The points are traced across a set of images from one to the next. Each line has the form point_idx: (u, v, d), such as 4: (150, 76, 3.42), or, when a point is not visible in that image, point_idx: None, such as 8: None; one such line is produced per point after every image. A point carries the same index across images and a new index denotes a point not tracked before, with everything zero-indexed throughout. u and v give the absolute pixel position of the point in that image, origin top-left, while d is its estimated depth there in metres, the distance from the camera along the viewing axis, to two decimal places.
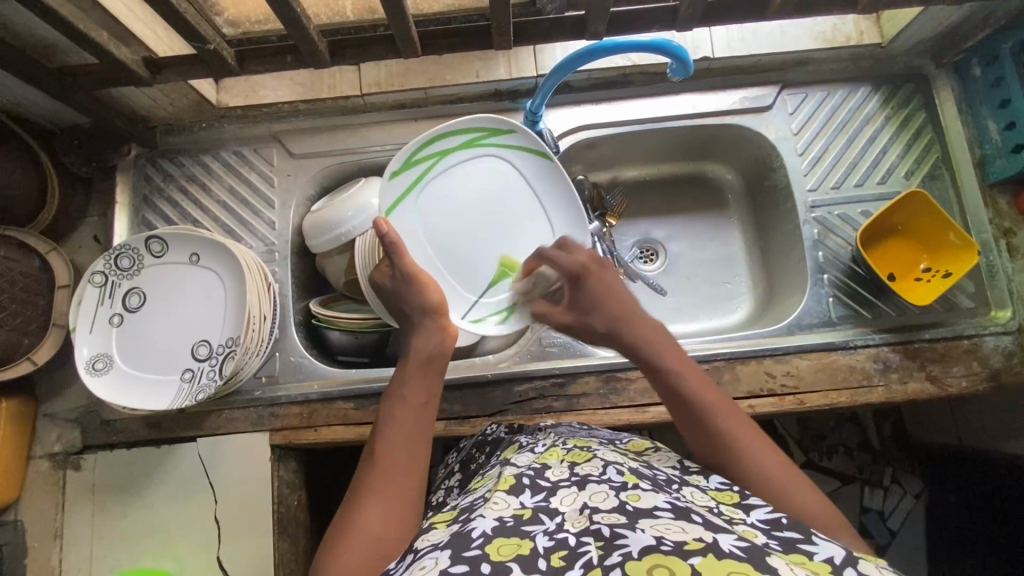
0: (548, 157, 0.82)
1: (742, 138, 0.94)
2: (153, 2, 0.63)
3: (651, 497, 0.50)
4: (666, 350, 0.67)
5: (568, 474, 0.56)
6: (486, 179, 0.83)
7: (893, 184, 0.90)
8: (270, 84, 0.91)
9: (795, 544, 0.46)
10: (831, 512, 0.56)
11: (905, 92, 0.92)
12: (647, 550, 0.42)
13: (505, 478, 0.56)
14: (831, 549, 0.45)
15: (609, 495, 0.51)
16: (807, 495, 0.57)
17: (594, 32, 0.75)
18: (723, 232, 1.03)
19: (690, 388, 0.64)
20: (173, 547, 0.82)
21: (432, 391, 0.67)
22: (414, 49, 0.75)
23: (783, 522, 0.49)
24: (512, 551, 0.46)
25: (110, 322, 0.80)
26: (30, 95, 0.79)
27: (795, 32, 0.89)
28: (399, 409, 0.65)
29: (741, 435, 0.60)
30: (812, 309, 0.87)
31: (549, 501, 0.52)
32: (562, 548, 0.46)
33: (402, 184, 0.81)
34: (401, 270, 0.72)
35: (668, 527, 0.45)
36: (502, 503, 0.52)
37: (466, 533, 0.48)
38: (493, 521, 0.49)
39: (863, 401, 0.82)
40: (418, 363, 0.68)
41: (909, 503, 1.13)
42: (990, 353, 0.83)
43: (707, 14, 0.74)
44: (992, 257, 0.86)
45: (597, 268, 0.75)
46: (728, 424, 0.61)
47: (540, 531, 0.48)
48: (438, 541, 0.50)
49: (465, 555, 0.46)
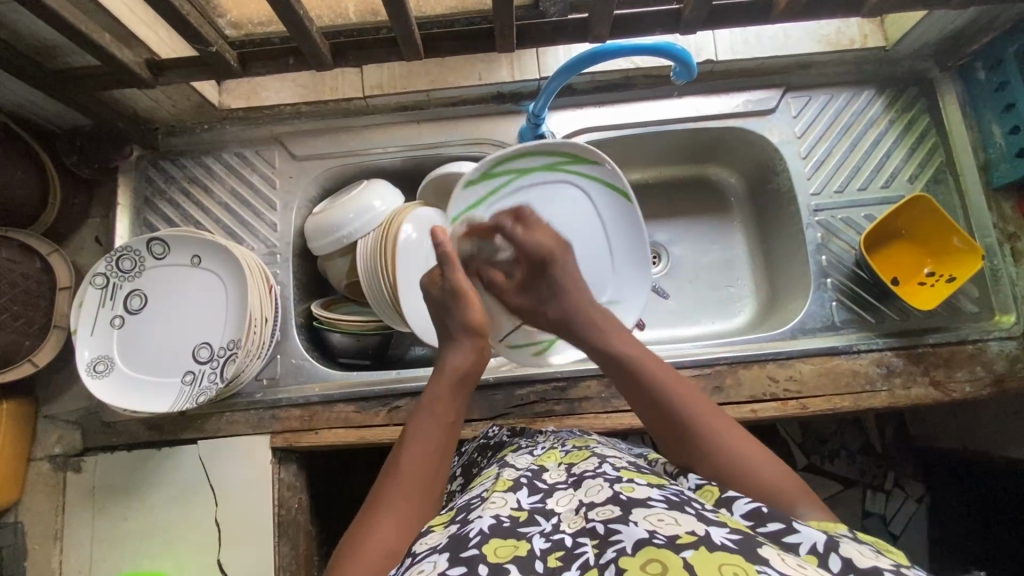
0: (628, 198, 0.82)
1: (745, 141, 0.94)
2: (155, 5, 0.63)
3: (646, 489, 0.49)
4: (615, 334, 0.68)
5: (565, 475, 0.56)
6: (558, 203, 0.83)
7: (897, 188, 0.89)
8: (272, 85, 0.90)
9: (780, 537, 0.46)
10: (792, 479, 0.54)
11: (909, 96, 0.91)
12: (641, 543, 0.42)
13: (502, 480, 0.56)
14: (813, 534, 0.45)
15: (604, 487, 0.51)
16: (760, 459, 0.56)
17: (597, 35, 0.74)
18: (726, 235, 1.03)
19: (638, 366, 0.64)
20: (173, 549, 0.82)
21: (459, 412, 0.64)
22: (416, 51, 0.75)
23: (764, 512, 0.48)
24: (509, 552, 0.45)
25: (112, 324, 0.80)
26: (31, 96, 0.79)
27: (799, 35, 0.88)
28: (428, 424, 0.61)
29: (694, 408, 0.59)
30: (815, 313, 0.86)
31: (545, 502, 0.52)
32: (559, 549, 0.45)
33: (477, 193, 0.80)
34: (450, 282, 0.69)
35: (661, 518, 0.45)
36: (500, 501, 0.52)
37: (464, 533, 0.48)
38: (490, 519, 0.49)
39: (866, 406, 0.82)
40: (453, 382, 0.65)
41: (912, 507, 1.12)
42: (994, 358, 0.82)
43: (710, 17, 0.74)
44: (996, 261, 0.86)
45: (560, 252, 0.72)
46: (682, 398, 0.60)
47: (536, 532, 0.48)
48: (435, 544, 0.49)
49: (462, 555, 0.45)
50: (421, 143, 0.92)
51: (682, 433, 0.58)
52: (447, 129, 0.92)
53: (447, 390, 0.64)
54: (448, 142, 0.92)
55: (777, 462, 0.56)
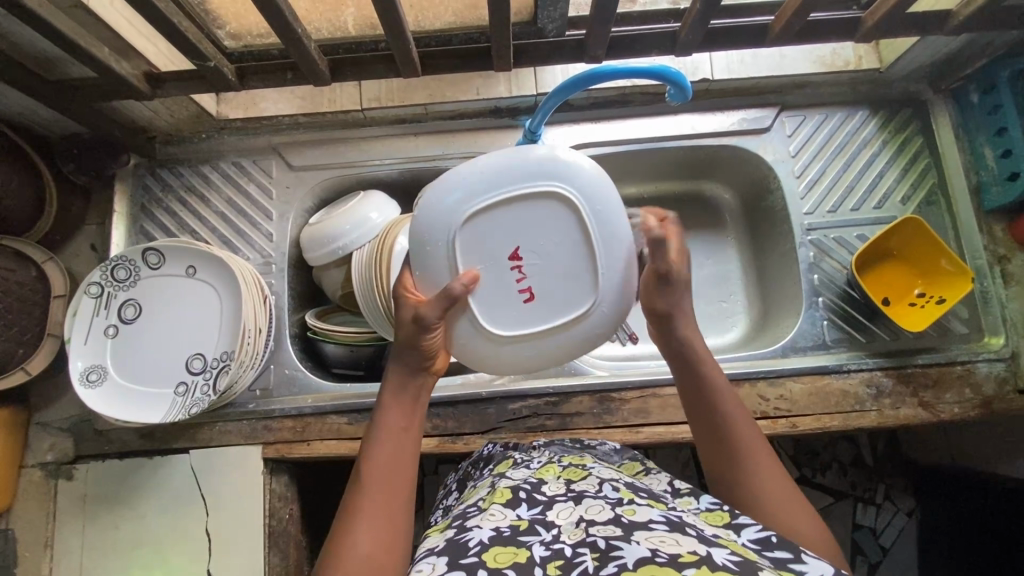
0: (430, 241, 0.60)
1: (740, 159, 0.95)
2: (156, 23, 0.63)
3: (646, 512, 0.50)
4: (697, 344, 0.63)
5: (565, 489, 0.56)
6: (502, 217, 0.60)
7: (890, 208, 0.90)
8: (271, 97, 0.91)
9: (786, 563, 0.45)
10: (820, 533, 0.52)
11: (903, 116, 0.92)
12: (642, 561, 0.42)
13: (501, 492, 0.56)
14: (821, 568, 0.43)
15: (605, 508, 0.51)
16: (796, 510, 0.53)
17: (594, 56, 0.75)
18: (720, 250, 1.03)
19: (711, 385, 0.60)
20: (162, 558, 0.82)
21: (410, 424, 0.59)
22: (414, 68, 0.76)
23: (773, 541, 0.48)
24: (509, 558, 0.46)
25: (105, 333, 0.80)
26: (30, 105, 0.79)
27: (794, 56, 0.90)
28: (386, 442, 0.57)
29: (748, 439, 0.57)
30: (807, 331, 0.87)
31: (545, 514, 0.52)
32: (558, 558, 0.46)
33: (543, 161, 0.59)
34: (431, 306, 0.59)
35: (663, 540, 0.45)
36: (499, 515, 0.52)
37: (462, 542, 0.49)
38: (490, 530, 0.50)
39: (855, 425, 0.82)
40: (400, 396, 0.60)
41: (902, 520, 1.13)
42: (983, 380, 0.83)
43: (707, 40, 0.75)
44: (986, 283, 0.87)
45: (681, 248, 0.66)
46: (749, 428, 0.58)
47: (537, 541, 0.48)
48: (434, 547, 0.50)
49: (461, 561, 0.46)
50: (418, 156, 0.92)
51: (725, 465, 0.57)
52: (445, 143, 0.93)
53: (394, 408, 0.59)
54: (446, 155, 0.92)
55: (813, 512, 0.53)
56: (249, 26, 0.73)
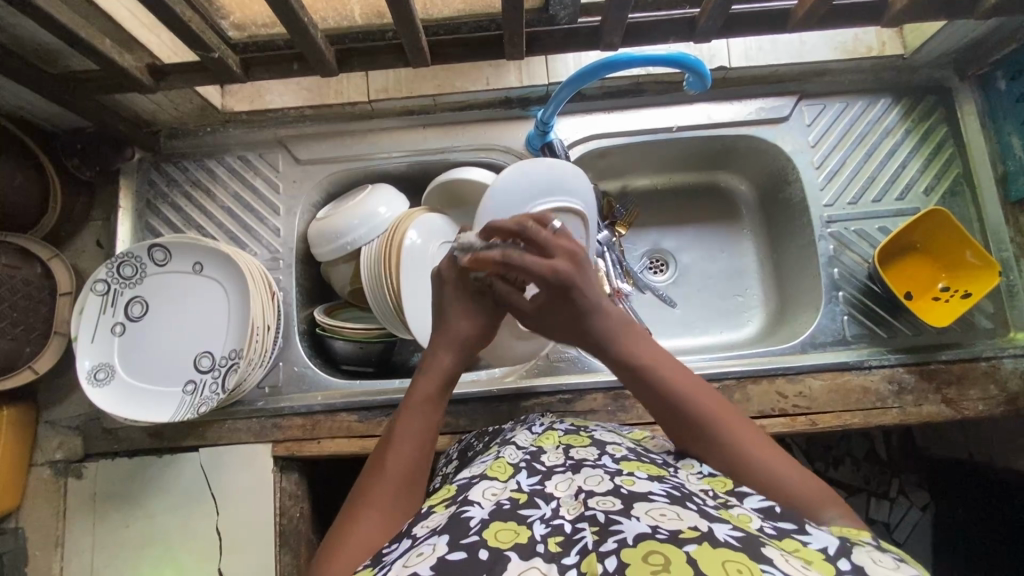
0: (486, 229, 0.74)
1: (756, 149, 0.92)
2: (156, 12, 0.61)
3: (646, 483, 0.48)
4: (640, 342, 0.63)
5: (564, 458, 0.55)
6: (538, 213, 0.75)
7: (912, 199, 0.87)
8: (276, 89, 0.89)
9: (788, 535, 0.45)
10: (816, 485, 0.53)
11: (927, 104, 0.89)
12: (642, 536, 0.40)
13: (501, 466, 0.54)
14: (826, 540, 0.44)
15: (604, 479, 0.49)
16: (789, 473, 0.54)
17: (609, 43, 0.73)
18: (735, 243, 1.01)
19: (662, 375, 0.60)
20: (174, 557, 0.81)
21: (442, 415, 0.63)
22: (425, 58, 0.74)
23: (775, 512, 0.49)
24: (510, 538, 0.44)
25: (112, 331, 0.79)
26: (31, 101, 0.78)
27: (816, 41, 0.86)
28: (405, 436, 0.59)
29: (722, 421, 0.57)
30: (826, 327, 0.85)
31: (544, 485, 0.51)
32: (558, 534, 0.44)
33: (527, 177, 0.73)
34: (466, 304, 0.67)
35: (663, 513, 0.43)
36: (498, 489, 0.50)
37: (462, 520, 0.46)
38: (488, 507, 0.47)
39: (877, 423, 0.80)
40: (439, 385, 0.63)
41: (916, 516, 1.11)
42: (1009, 376, 0.81)
43: (727, 25, 0.72)
44: (1012, 277, 0.85)
45: (581, 275, 0.62)
46: (705, 411, 0.58)
47: (537, 518, 0.46)
48: (435, 526, 0.47)
49: (462, 542, 0.43)
50: (428, 149, 0.90)
51: (706, 443, 0.57)
52: (455, 135, 0.90)
53: (433, 393, 0.62)
54: (455, 147, 0.90)
55: (798, 465, 0.55)
56: (254, 16, 0.71)
